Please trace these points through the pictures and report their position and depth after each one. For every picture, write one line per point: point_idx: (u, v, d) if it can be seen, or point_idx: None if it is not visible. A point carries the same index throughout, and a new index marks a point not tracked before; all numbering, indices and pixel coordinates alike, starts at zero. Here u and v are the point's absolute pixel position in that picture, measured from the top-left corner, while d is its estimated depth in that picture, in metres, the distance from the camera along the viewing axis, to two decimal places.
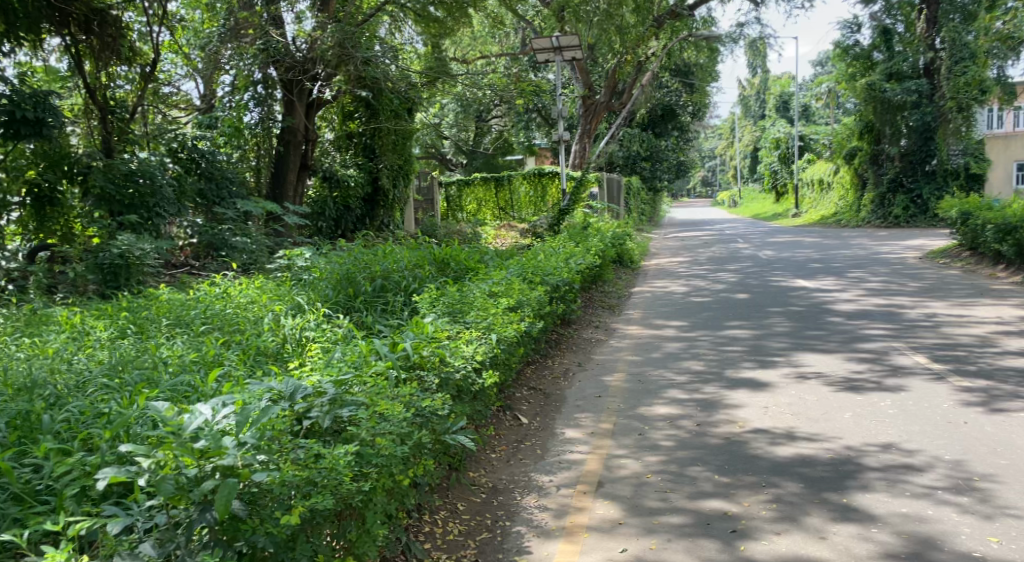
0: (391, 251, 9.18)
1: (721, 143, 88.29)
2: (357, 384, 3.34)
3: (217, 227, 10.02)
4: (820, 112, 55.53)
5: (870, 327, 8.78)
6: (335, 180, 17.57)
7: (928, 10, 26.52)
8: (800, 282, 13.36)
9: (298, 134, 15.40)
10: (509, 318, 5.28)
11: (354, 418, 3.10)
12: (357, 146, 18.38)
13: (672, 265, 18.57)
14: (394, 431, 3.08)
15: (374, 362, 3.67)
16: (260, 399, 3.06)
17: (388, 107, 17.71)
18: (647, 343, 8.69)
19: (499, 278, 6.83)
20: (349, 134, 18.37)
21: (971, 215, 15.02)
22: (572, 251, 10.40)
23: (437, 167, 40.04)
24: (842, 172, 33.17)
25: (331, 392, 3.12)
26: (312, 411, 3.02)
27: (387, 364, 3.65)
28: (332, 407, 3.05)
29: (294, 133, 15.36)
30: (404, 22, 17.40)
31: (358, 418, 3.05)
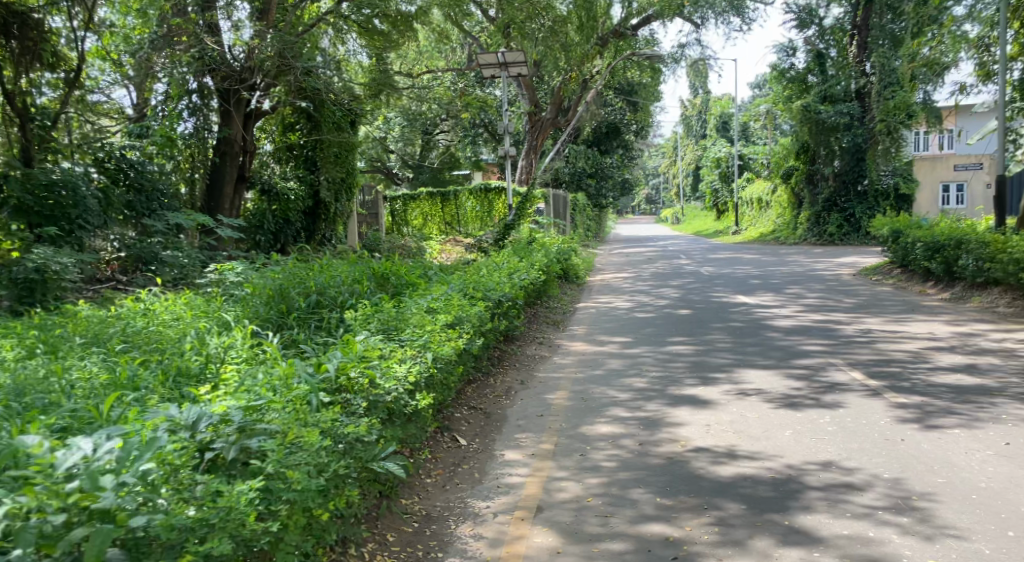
0: (330, 265, 8.95)
1: (664, 161, 89.67)
2: (272, 410, 3.14)
3: (146, 241, 9.70)
4: (759, 133, 56.89)
5: (808, 343, 8.84)
6: (274, 193, 17.36)
7: (860, 36, 27.42)
8: (741, 298, 13.49)
9: (234, 145, 15.18)
10: (447, 336, 5.12)
11: (263, 450, 2.91)
12: (297, 158, 18.10)
13: (617, 281, 18.64)
14: (306, 463, 2.91)
15: (296, 385, 3.47)
16: (158, 428, 2.83)
17: (330, 119, 17.44)
18: (590, 360, 8.61)
19: (439, 293, 6.66)
20: (289, 146, 18.08)
21: (902, 233, 15.43)
22: (516, 266, 10.27)
23: (382, 182, 39.67)
24: (780, 191, 33.96)
25: (238, 420, 2.92)
26: (216, 442, 2.82)
27: (310, 387, 3.46)
28: (238, 437, 2.85)
29: (231, 144, 15.10)
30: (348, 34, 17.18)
31: (268, 450, 2.85)
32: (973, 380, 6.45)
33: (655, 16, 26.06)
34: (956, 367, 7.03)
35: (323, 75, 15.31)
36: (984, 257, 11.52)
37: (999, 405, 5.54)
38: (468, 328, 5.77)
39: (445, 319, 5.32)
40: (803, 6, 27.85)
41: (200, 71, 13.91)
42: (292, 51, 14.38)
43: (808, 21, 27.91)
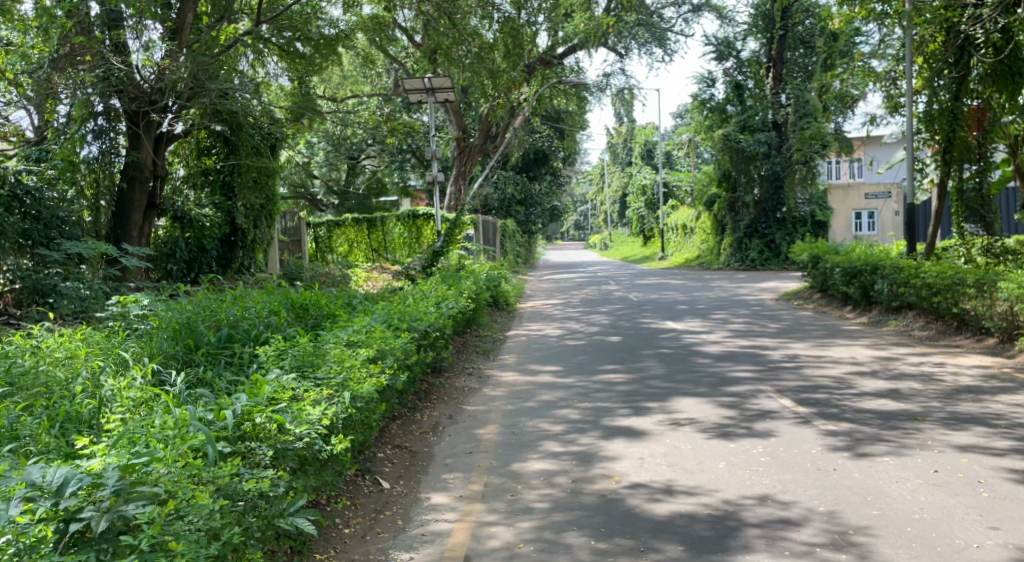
0: (245, 297, 8.55)
1: (592, 188, 90.89)
2: (158, 467, 2.79)
3: (43, 272, 9.17)
4: (682, 160, 58.18)
5: (737, 369, 8.82)
6: (188, 220, 16.65)
7: (775, 69, 28.29)
8: (670, 324, 13.52)
9: (144, 170, 14.89)
10: (367, 372, 4.84)
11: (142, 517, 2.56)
12: (213, 183, 17.61)
13: (547, 307, 18.52)
14: (195, 529, 2.57)
15: (191, 435, 3.12)
16: (15, 497, 2.46)
17: (248, 143, 17.06)
18: (521, 390, 8.39)
19: (360, 325, 6.37)
20: (204, 170, 17.61)
21: (821, 258, 15.79)
22: (443, 294, 10.02)
23: (307, 207, 38.85)
24: (703, 218, 34.68)
25: (113, 484, 2.57)
26: (84, 511, 2.46)
27: (207, 436, 3.13)
28: (112, 504, 2.50)
29: (140, 168, 14.82)
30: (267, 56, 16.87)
31: (149, 515, 2.51)
32: (899, 405, 6.46)
33: (580, 46, 26.39)
34: (881, 392, 7.05)
35: (242, 99, 14.91)
36: (899, 281, 11.78)
37: (925, 431, 5.54)
38: (391, 362, 5.50)
39: (366, 353, 5.04)
40: (722, 39, 28.63)
41: (105, 93, 13.44)
42: (206, 74, 14.05)
43: (726, 53, 28.72)
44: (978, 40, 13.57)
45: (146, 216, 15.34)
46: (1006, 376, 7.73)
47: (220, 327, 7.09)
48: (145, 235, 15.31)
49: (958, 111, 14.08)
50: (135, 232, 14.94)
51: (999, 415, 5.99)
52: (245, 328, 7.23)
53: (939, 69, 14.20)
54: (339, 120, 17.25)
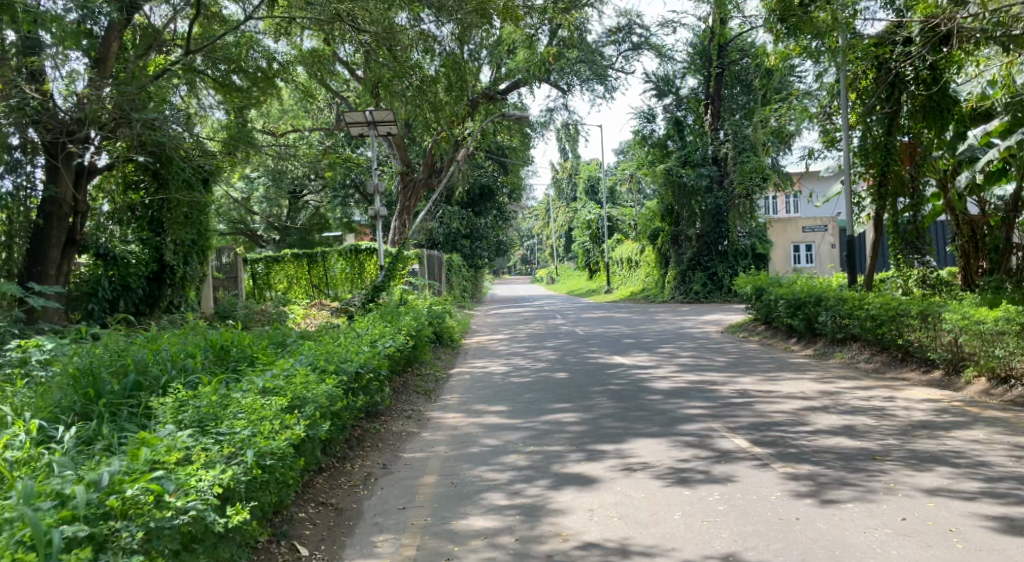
0: (161, 339, 7.93)
1: (538, 223, 91.01)
2: None
3: None
4: (626, 195, 58.68)
5: (688, 406, 8.47)
6: (112, 256, 15.97)
7: (713, 106, 28.74)
8: (618, 358, 13.19)
9: (64, 206, 14.27)
10: (280, 424, 4.36)
11: None
12: (140, 219, 16.76)
13: (493, 343, 18.06)
14: None
15: (40, 516, 2.64)
16: None
17: (179, 177, 16.44)
18: (463, 434, 7.89)
19: (280, 368, 5.86)
20: (131, 205, 16.63)
21: (764, 291, 15.67)
22: (380, 330, 9.50)
23: (246, 243, 37.95)
24: (647, 251, 34.79)
25: None
26: None
27: (60, 517, 2.66)
28: None
29: (58, 204, 14.18)
30: (202, 89, 16.25)
31: None
32: (856, 443, 6.16)
33: (522, 81, 26.34)
34: (837, 428, 6.75)
35: (173, 130, 14.27)
36: (842, 313, 11.62)
37: (889, 472, 5.22)
38: (311, 409, 5.01)
39: (281, 399, 4.56)
40: (662, 76, 28.92)
41: (19, 122, 12.60)
42: (131, 103, 13.37)
43: (665, 90, 29.01)
44: (908, 77, 13.62)
45: (66, 253, 14.58)
46: (958, 409, 7.51)
47: (127, 376, 6.49)
48: (64, 273, 14.55)
49: (891, 146, 13.95)
50: (54, 270, 14.18)
51: (960, 453, 5.71)
52: (156, 375, 6.64)
53: (872, 105, 14.12)
54: (279, 155, 16.61)
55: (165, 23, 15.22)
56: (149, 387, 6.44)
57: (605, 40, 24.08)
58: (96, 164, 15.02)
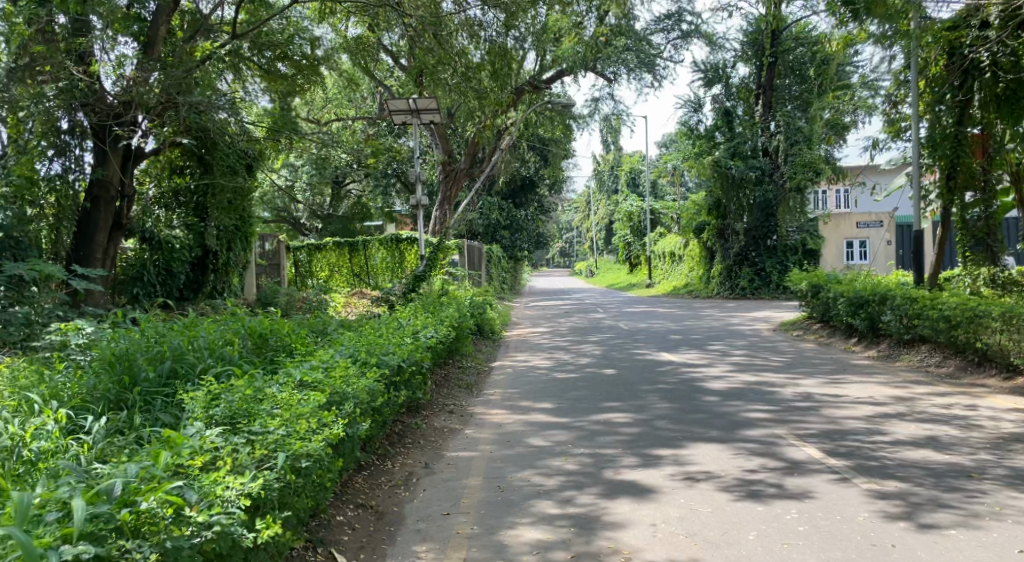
0: (198, 325, 7.63)
1: (577, 215, 90.21)
2: None
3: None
4: (668, 189, 57.59)
5: (749, 409, 7.97)
6: (156, 241, 15.88)
7: (764, 96, 27.94)
8: (666, 355, 12.67)
9: (110, 189, 14.15)
10: (317, 422, 3.98)
11: None
12: (186, 206, 16.66)
13: (535, 336, 17.64)
14: None
15: (40, 534, 2.30)
16: None
17: (223, 162, 16.36)
18: (509, 432, 7.49)
19: (319, 360, 5.48)
20: (175, 191, 16.58)
21: (821, 288, 14.99)
22: (422, 321, 9.12)
23: (288, 232, 38.13)
24: (692, 245, 34.07)
25: None
26: None
27: (62, 535, 2.31)
28: None
29: (105, 187, 14.09)
30: (246, 75, 16.00)
31: None
32: (945, 458, 5.63)
33: (568, 70, 25.77)
34: (919, 440, 6.21)
35: (220, 116, 14.20)
36: (910, 313, 11.01)
37: (991, 496, 4.70)
38: (351, 405, 4.64)
39: (318, 394, 4.19)
40: (711, 65, 28.12)
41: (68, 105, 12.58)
42: (178, 88, 13.36)
43: (714, 78, 28.21)
44: (984, 63, 12.64)
45: (112, 237, 14.52)
46: None
47: (163, 364, 6.19)
48: (110, 257, 14.55)
49: (961, 137, 13.24)
50: (100, 253, 14.19)
51: None
52: (193, 363, 6.33)
53: (943, 92, 13.37)
54: (322, 144, 16.36)
55: (210, 8, 14.97)
56: (184, 375, 6.13)
57: (654, 27, 23.37)
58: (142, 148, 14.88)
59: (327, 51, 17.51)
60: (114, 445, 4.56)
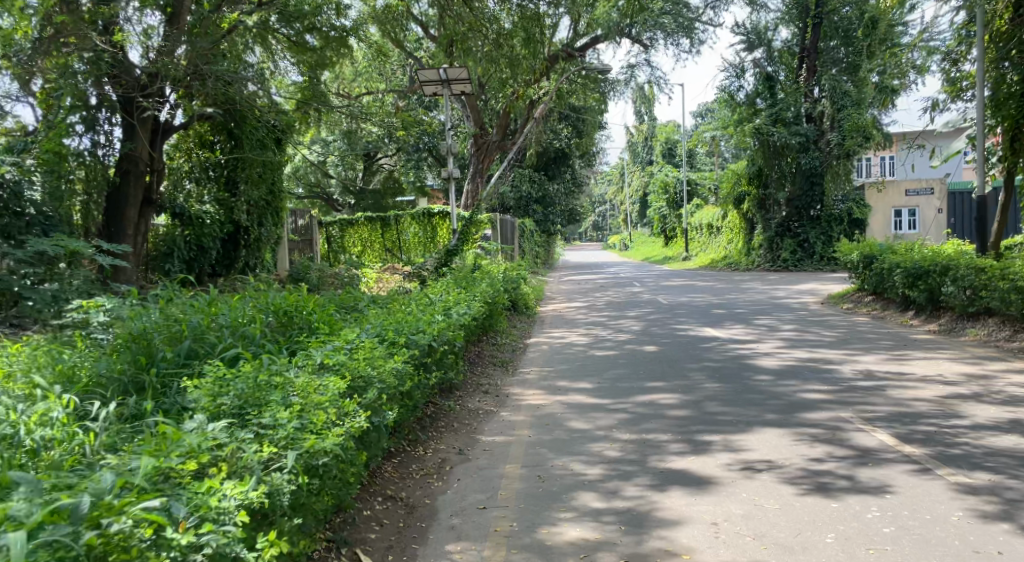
0: (221, 302, 7.25)
1: (611, 187, 88.99)
2: None
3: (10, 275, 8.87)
4: (704, 159, 56.34)
5: (805, 390, 7.41)
6: (188, 217, 15.61)
7: (808, 60, 26.97)
8: (710, 331, 12.10)
9: (140, 163, 13.87)
10: (337, 412, 3.57)
11: None
12: (217, 181, 16.33)
13: (571, 311, 17.13)
14: None
15: None
16: None
17: (252, 136, 16.09)
18: (546, 415, 7.02)
19: (342, 341, 5.06)
20: (206, 165, 16.25)
21: (874, 259, 14.28)
22: (455, 297, 8.66)
23: (321, 207, 37.99)
24: (731, 216, 33.21)
25: None
26: None
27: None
28: None
29: (135, 162, 13.83)
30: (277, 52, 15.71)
31: None
32: None
33: (603, 36, 24.99)
34: (1003, 427, 5.66)
35: (247, 89, 14.12)
36: (977, 284, 10.48)
37: None
38: (377, 391, 4.22)
39: (338, 377, 3.78)
40: (753, 27, 27.13)
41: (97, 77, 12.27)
42: (204, 59, 13.06)
43: (756, 42, 27.21)
44: None
45: (143, 213, 14.28)
46: None
47: (182, 343, 5.83)
48: (141, 232, 14.26)
49: None
50: (131, 230, 13.89)
51: None
52: (214, 342, 5.95)
53: (1009, 48, 12.63)
54: (353, 116, 16.01)
55: None
56: (205, 354, 5.77)
57: None
58: (171, 122, 14.60)
59: (355, 24, 17.08)
60: (123, 435, 4.20)
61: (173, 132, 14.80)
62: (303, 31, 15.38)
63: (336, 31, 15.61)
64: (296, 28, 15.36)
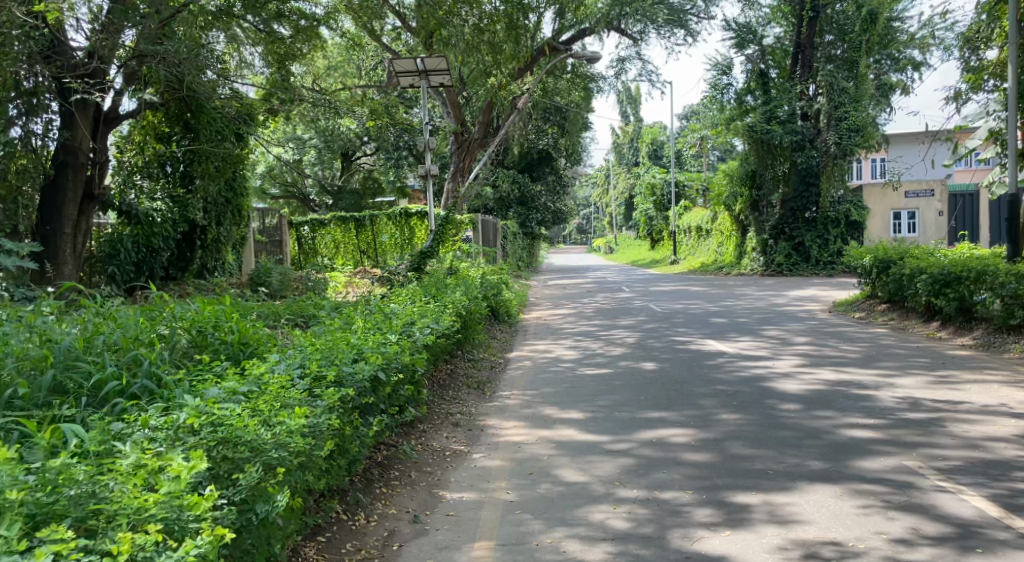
0: (122, 317, 5.72)
1: (595, 191, 87.82)
2: None
3: None
4: (692, 160, 54.99)
5: (847, 425, 6.01)
6: (138, 217, 13.79)
7: (803, 56, 25.82)
8: (713, 344, 10.72)
9: (79, 156, 12.26)
10: (165, 525, 2.18)
11: None
12: (173, 176, 14.74)
13: (557, 319, 15.69)
14: None
15: None
16: None
17: (209, 128, 14.54)
18: (530, 461, 5.58)
19: (244, 380, 3.61)
20: (160, 160, 14.57)
21: (890, 264, 12.97)
22: (420, 309, 7.18)
23: (297, 207, 36.47)
24: (721, 219, 32.01)
25: None
26: None
27: None
28: None
29: (73, 153, 12.21)
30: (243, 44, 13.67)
31: None
32: None
33: (590, 31, 23.57)
34: None
35: (208, 79, 12.63)
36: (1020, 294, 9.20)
37: None
38: (270, 464, 2.82)
39: (183, 457, 2.40)
40: (744, 25, 25.97)
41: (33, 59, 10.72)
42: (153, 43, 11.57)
43: (746, 39, 26.04)
44: None
45: (84, 209, 12.62)
46: None
47: (43, 375, 4.28)
48: (82, 231, 12.53)
49: None
50: (69, 228, 12.20)
51: None
52: (89, 372, 4.39)
53: None
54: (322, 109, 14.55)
55: None
56: (73, 392, 4.22)
57: None
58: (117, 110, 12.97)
59: (327, 13, 15.76)
60: None
61: (120, 121, 13.19)
62: (271, 19, 13.81)
63: (308, 20, 14.39)
64: (264, 16, 13.77)
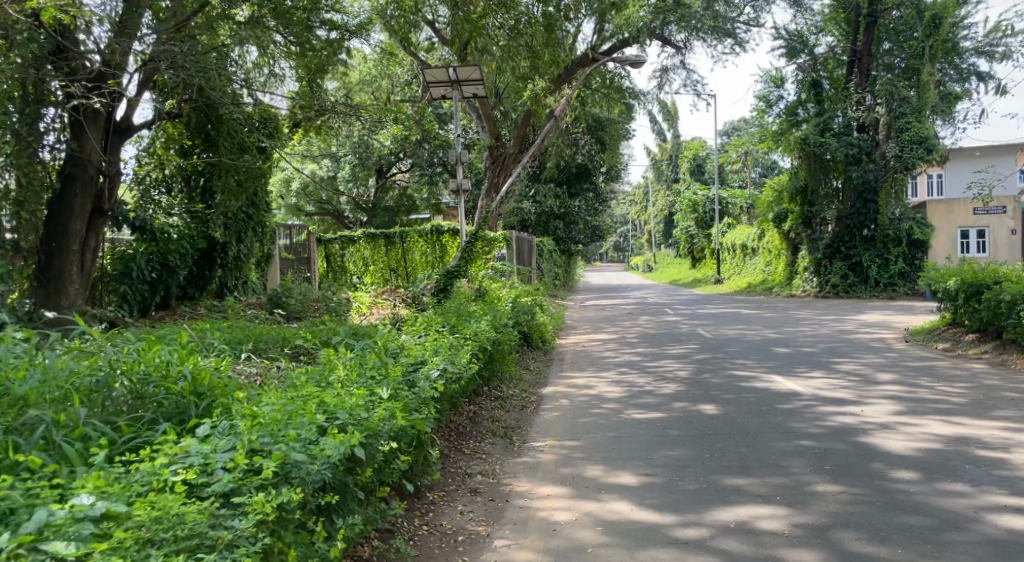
0: (56, 354, 4.56)
1: (633, 206, 85.95)
2: None
3: None
4: (735, 176, 53.12)
5: (992, 507, 4.54)
6: (152, 232, 12.67)
7: (858, 66, 24.12)
8: (782, 380, 9.22)
9: (89, 169, 10.63)
10: None
11: None
12: (194, 189, 13.74)
13: (598, 345, 14.25)
14: None
15: None
16: None
17: (232, 137, 13.12)
18: (572, 554, 4.19)
19: (120, 496, 2.52)
20: (185, 172, 13.66)
21: (982, 289, 11.30)
22: (430, 343, 5.87)
23: (332, 222, 35.78)
24: (769, 236, 30.30)
25: None
26: None
27: None
28: None
29: (83, 166, 10.57)
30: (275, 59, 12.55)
31: None
32: None
33: (631, 40, 22.03)
34: None
35: (236, 90, 11.61)
36: None
37: None
38: None
39: None
40: (796, 33, 24.38)
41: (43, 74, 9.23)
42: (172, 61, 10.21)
43: (798, 48, 24.53)
44: None
45: (92, 225, 10.96)
46: None
47: None
48: (91, 247, 10.92)
49: None
50: (77, 245, 10.58)
51: None
52: None
53: None
54: (350, 125, 13.38)
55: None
56: None
57: None
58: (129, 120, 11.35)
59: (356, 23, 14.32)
60: None
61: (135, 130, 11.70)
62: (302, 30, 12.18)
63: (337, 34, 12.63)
64: (294, 28, 12.12)
